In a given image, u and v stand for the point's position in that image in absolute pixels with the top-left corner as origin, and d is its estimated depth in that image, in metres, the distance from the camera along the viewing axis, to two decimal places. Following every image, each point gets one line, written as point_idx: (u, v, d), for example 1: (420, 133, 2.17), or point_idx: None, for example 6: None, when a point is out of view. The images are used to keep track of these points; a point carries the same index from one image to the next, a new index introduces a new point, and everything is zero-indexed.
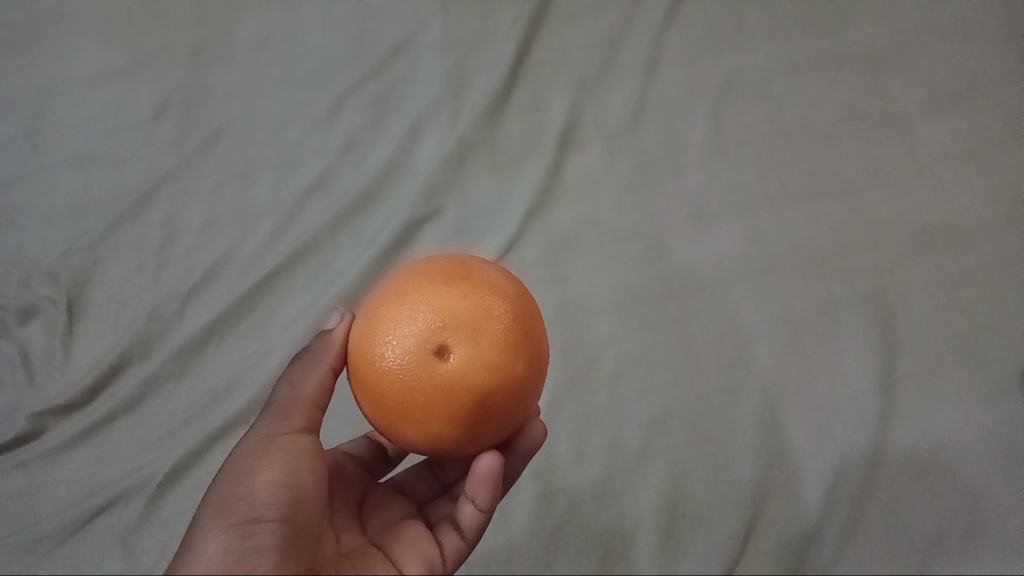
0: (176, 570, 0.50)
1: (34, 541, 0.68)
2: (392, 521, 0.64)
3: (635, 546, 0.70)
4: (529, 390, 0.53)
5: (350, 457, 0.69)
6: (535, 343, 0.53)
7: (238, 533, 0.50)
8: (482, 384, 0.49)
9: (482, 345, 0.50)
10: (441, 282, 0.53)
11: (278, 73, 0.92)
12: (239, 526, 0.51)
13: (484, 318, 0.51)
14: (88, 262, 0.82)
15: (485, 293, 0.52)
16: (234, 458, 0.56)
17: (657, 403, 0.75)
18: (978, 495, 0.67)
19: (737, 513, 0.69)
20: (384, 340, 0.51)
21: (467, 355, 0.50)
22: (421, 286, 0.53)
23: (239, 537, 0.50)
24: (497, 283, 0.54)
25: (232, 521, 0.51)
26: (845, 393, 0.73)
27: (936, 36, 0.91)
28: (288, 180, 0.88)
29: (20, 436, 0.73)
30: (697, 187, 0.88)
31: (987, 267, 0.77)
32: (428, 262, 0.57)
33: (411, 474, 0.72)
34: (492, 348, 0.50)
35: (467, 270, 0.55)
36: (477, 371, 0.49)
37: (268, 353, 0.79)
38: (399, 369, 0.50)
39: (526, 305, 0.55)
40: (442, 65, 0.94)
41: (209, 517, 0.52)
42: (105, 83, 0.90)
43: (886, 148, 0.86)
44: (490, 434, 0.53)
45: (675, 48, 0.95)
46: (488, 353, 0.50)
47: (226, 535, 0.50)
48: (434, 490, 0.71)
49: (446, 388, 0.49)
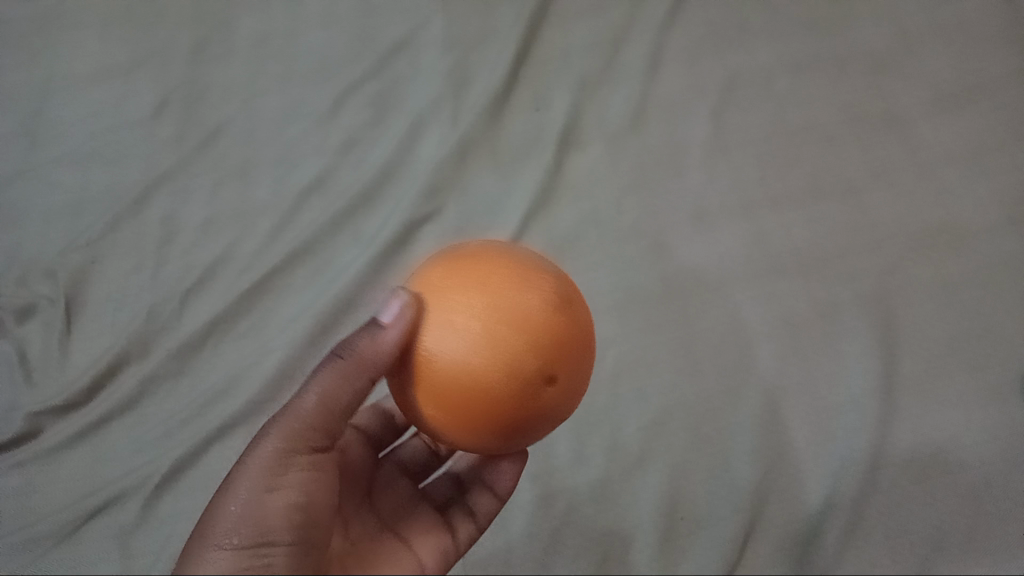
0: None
1: (31, 541, 0.68)
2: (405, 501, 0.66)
3: (633, 549, 0.70)
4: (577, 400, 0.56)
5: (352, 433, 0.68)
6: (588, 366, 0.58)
7: (249, 554, 0.49)
8: (565, 410, 0.53)
9: (579, 379, 0.53)
10: (561, 307, 0.52)
11: (278, 71, 0.92)
12: (251, 547, 0.49)
13: (585, 352, 0.53)
14: (86, 261, 0.81)
15: (563, 306, 0.52)
16: (247, 463, 0.52)
17: (656, 406, 0.75)
18: (979, 499, 0.66)
19: (737, 516, 0.69)
20: (477, 348, 0.49)
21: (568, 388, 0.52)
22: (542, 308, 0.51)
23: (249, 559, 0.48)
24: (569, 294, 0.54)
25: (245, 542, 0.49)
26: (846, 396, 0.73)
27: (939, 37, 0.90)
28: (287, 179, 0.88)
29: (19, 435, 0.73)
30: (698, 187, 0.87)
31: (989, 270, 0.76)
32: (485, 258, 0.54)
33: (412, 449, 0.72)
34: (583, 380, 0.53)
35: (544, 276, 0.54)
36: (569, 401, 0.52)
37: (266, 353, 0.79)
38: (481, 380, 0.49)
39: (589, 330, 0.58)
40: (442, 63, 0.93)
41: (217, 531, 0.49)
42: (103, 81, 0.89)
43: (889, 149, 0.85)
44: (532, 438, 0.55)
45: (677, 48, 0.94)
46: (579, 385, 0.53)
47: (236, 556, 0.48)
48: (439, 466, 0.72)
49: (542, 413, 0.51)
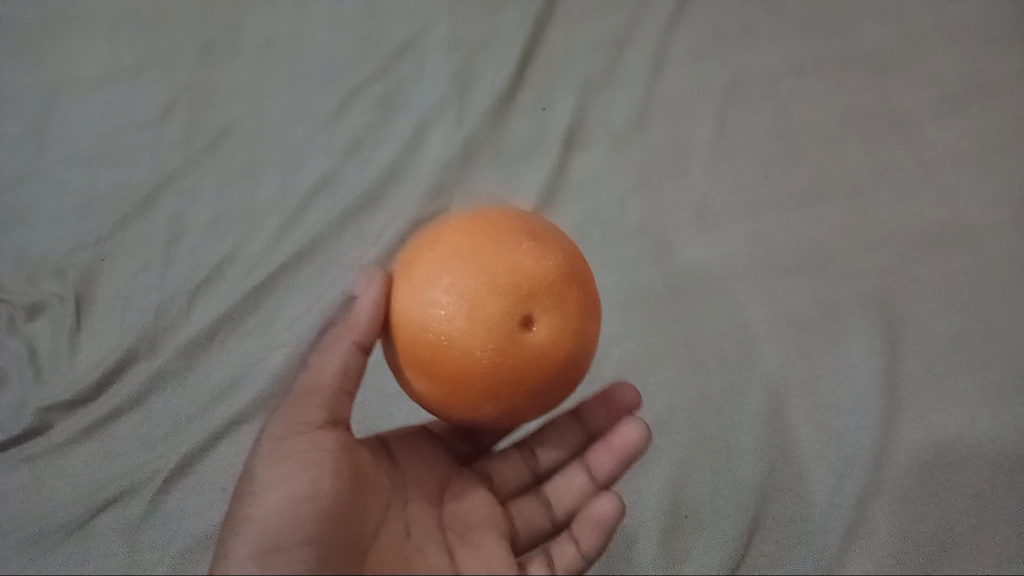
0: (239, 502, 0.51)
1: (37, 535, 0.67)
2: (543, 534, 0.63)
3: (638, 547, 0.66)
4: (572, 297, 0.50)
5: (409, 436, 0.63)
6: (594, 309, 0.53)
7: (286, 482, 0.50)
8: (564, 352, 0.50)
9: (566, 314, 0.50)
10: (516, 238, 0.51)
11: (286, 72, 0.94)
12: (287, 476, 0.50)
13: (566, 287, 0.50)
14: (95, 260, 0.82)
15: (520, 238, 0.51)
16: (279, 416, 0.55)
17: (659, 403, 0.74)
18: (982, 499, 0.65)
19: (741, 514, 0.67)
20: (431, 297, 0.50)
21: (553, 324, 0.49)
22: (493, 243, 0.51)
23: (287, 484, 0.50)
24: (506, 219, 0.54)
25: (280, 477, 0.50)
26: (850, 395, 0.72)
27: (942, 38, 0.92)
28: (295, 179, 0.89)
29: (26, 432, 0.72)
30: (703, 186, 0.88)
31: (993, 270, 0.77)
32: (443, 224, 0.56)
33: (500, 459, 0.66)
34: (574, 316, 0.50)
35: (479, 214, 0.55)
36: (561, 342, 0.49)
37: (272, 350, 0.78)
38: (433, 328, 0.49)
39: (578, 265, 0.53)
40: (448, 64, 0.95)
41: (264, 465, 0.52)
42: (114, 82, 0.91)
43: (892, 149, 0.86)
44: (558, 357, 0.49)
45: (681, 50, 0.96)
46: (571, 322, 0.50)
47: (281, 483, 0.50)
48: (557, 459, 0.66)
49: (533, 358, 0.48)
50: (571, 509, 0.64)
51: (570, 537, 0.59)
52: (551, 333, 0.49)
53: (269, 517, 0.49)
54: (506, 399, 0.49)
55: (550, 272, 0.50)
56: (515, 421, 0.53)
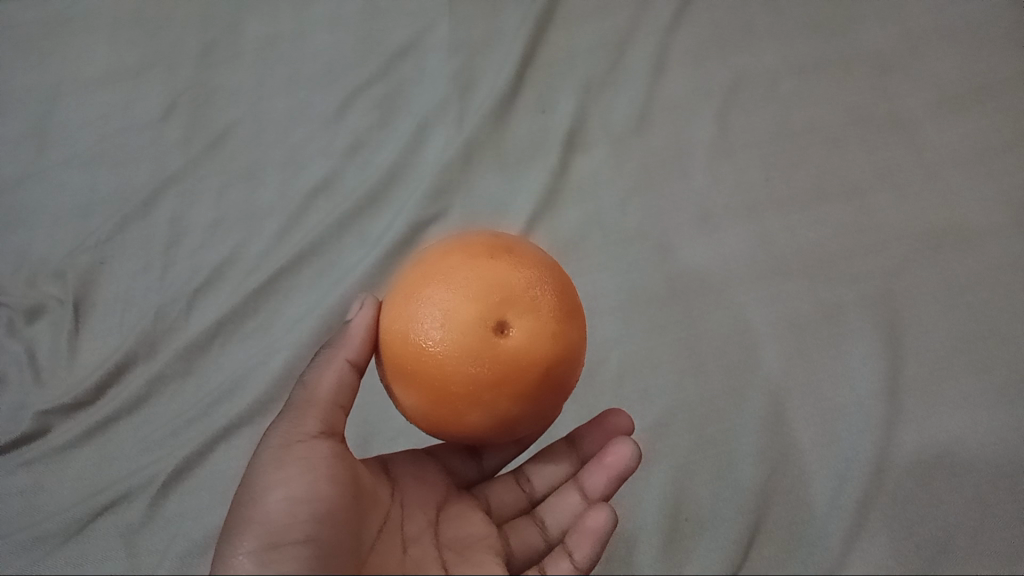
0: (238, 512, 0.50)
1: (36, 539, 0.66)
2: (538, 555, 0.62)
3: (638, 550, 0.67)
4: (548, 302, 0.50)
5: (408, 455, 0.63)
6: (575, 315, 0.52)
7: (286, 485, 0.49)
8: (544, 356, 0.49)
9: (542, 318, 0.49)
10: (485, 251, 0.52)
11: (287, 74, 0.94)
12: (288, 481, 0.49)
13: (538, 291, 0.50)
14: (95, 261, 0.82)
15: (487, 252, 0.52)
16: (275, 428, 0.55)
17: (660, 407, 0.74)
18: (984, 502, 0.65)
19: (741, 517, 0.67)
20: (408, 315, 0.50)
21: (529, 329, 0.48)
22: (462, 258, 0.51)
23: (288, 487, 0.49)
24: (480, 237, 0.55)
25: (280, 481, 0.50)
26: (851, 398, 0.72)
27: (943, 39, 0.92)
28: (295, 180, 0.89)
29: (24, 435, 0.72)
30: (704, 187, 0.87)
31: (994, 271, 0.77)
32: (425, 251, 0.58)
33: (496, 481, 0.66)
34: (550, 319, 0.49)
35: (455, 237, 0.56)
36: (539, 346, 0.48)
37: (272, 353, 0.78)
38: (414, 339, 0.49)
39: (556, 275, 0.53)
40: (449, 65, 0.94)
41: (263, 472, 0.51)
42: (114, 84, 0.91)
43: (893, 150, 0.86)
44: (540, 361, 0.48)
45: (682, 51, 0.95)
46: (548, 326, 0.49)
47: (282, 486, 0.49)
48: (552, 481, 0.66)
49: (511, 363, 0.48)
50: (566, 528, 0.62)
51: (564, 551, 0.58)
52: (529, 336, 0.48)
53: (271, 523, 0.48)
54: (491, 405, 0.48)
55: (523, 279, 0.50)
56: (507, 433, 0.51)
